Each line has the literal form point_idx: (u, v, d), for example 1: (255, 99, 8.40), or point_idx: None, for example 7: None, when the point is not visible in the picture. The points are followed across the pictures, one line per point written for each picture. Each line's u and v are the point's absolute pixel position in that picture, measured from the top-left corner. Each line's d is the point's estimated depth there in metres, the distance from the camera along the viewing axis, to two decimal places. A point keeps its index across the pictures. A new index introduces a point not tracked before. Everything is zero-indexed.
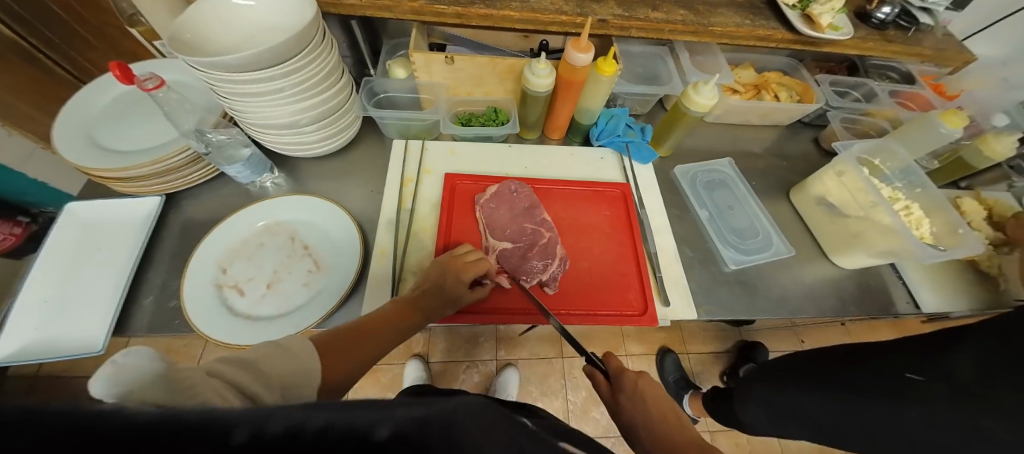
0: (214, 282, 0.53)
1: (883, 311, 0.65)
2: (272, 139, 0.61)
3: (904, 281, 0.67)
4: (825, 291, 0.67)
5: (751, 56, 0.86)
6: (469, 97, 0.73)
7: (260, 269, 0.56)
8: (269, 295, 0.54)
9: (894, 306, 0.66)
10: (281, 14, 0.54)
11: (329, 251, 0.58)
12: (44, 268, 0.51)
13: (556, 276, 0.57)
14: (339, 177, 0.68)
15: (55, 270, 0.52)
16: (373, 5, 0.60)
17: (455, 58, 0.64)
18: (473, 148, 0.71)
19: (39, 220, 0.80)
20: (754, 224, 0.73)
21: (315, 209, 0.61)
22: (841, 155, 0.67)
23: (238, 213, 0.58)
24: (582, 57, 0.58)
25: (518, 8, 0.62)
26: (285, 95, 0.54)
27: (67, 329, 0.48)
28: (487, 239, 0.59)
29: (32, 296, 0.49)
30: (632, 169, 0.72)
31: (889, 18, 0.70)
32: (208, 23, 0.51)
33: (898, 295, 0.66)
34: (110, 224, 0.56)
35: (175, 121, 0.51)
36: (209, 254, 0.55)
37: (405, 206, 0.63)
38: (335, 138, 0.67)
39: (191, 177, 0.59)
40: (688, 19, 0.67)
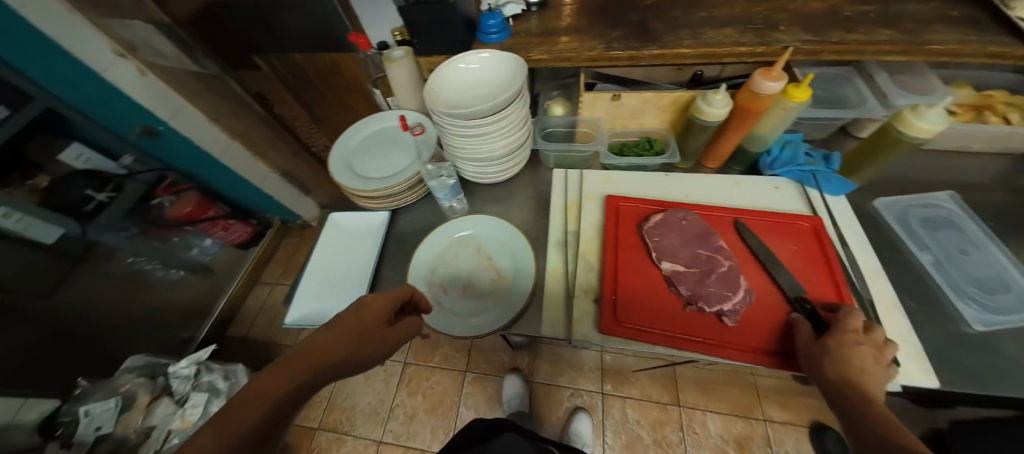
0: (432, 258, 0.70)
1: None
2: (465, 169, 0.73)
3: None
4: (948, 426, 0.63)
5: (966, 74, 0.73)
6: (624, 129, 0.78)
7: (457, 275, 0.68)
8: (465, 294, 0.66)
9: None
10: (492, 72, 0.65)
11: (508, 264, 0.68)
12: (320, 258, 0.73)
13: (737, 310, 0.53)
14: (507, 200, 0.78)
15: (325, 260, 0.73)
16: (558, 57, 0.70)
17: (621, 96, 0.69)
18: (631, 175, 0.74)
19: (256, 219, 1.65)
20: (1008, 276, 0.57)
21: (497, 228, 0.71)
22: None
23: (454, 221, 0.72)
24: (772, 85, 0.57)
25: (692, 45, 0.65)
26: (484, 136, 0.64)
27: (332, 303, 0.68)
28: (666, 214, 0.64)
29: (311, 276, 0.71)
30: (818, 200, 0.65)
31: None
32: (445, 84, 0.65)
33: None
34: (354, 228, 0.76)
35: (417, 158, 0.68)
36: (423, 257, 0.69)
37: (571, 228, 0.69)
38: (507, 173, 0.76)
39: (401, 199, 0.76)
40: (894, 39, 0.61)
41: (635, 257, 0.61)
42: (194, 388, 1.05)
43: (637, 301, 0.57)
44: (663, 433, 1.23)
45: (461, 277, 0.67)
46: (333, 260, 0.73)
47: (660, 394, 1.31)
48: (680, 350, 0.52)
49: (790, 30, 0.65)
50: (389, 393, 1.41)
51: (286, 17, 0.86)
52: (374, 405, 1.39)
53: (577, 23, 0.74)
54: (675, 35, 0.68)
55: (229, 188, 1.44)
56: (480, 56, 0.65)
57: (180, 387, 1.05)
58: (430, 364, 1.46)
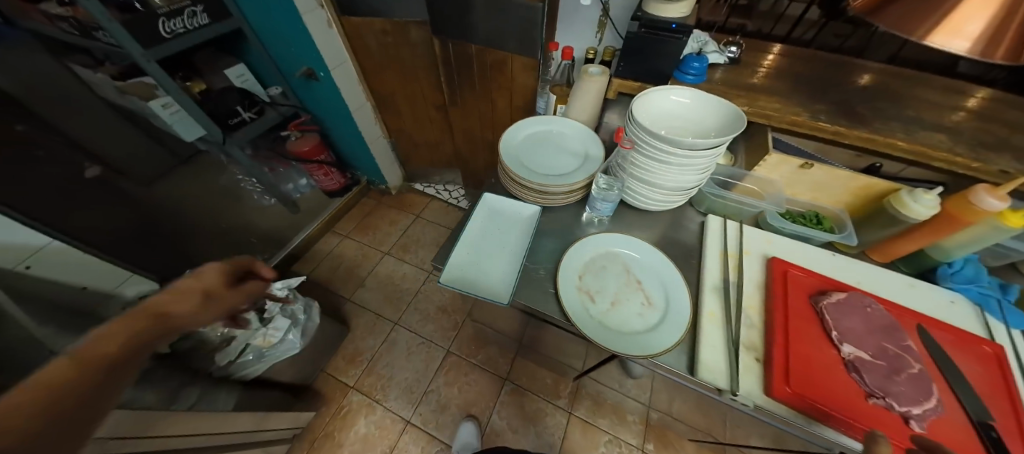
0: (582, 265, 0.69)
1: None
2: (632, 190, 0.74)
3: None
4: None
5: None
6: (794, 196, 0.78)
7: (604, 288, 0.67)
8: (612, 310, 0.64)
9: None
10: (700, 110, 0.67)
11: (659, 294, 0.66)
12: (472, 232, 0.75)
13: (926, 416, 0.50)
14: (653, 231, 0.78)
15: (476, 235, 0.75)
16: (757, 113, 0.71)
17: (814, 166, 0.70)
18: (793, 244, 0.73)
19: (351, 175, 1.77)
20: None
21: (649, 255, 0.71)
22: None
23: (606, 236, 0.73)
24: (997, 203, 0.55)
25: (905, 139, 0.65)
26: (674, 166, 0.65)
27: (479, 278, 0.69)
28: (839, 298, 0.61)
29: (463, 247, 0.73)
30: (999, 330, 0.62)
31: None
32: (650, 108, 0.68)
33: None
34: (506, 214, 0.78)
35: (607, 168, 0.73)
36: (574, 260, 0.69)
37: (729, 278, 0.68)
38: (668, 206, 0.76)
39: (557, 199, 0.78)
40: None
41: (806, 328, 0.59)
42: (280, 312, 1.10)
43: (805, 375, 0.54)
44: None
45: (610, 293, 0.66)
46: (485, 239, 0.75)
47: None
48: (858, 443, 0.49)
49: (1009, 154, 0.64)
50: (427, 376, 1.38)
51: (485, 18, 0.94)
52: (409, 383, 1.36)
53: (777, 88, 0.76)
54: (884, 125, 0.68)
55: (342, 137, 1.57)
56: (694, 92, 0.66)
57: (271, 307, 1.08)
58: (472, 360, 1.43)
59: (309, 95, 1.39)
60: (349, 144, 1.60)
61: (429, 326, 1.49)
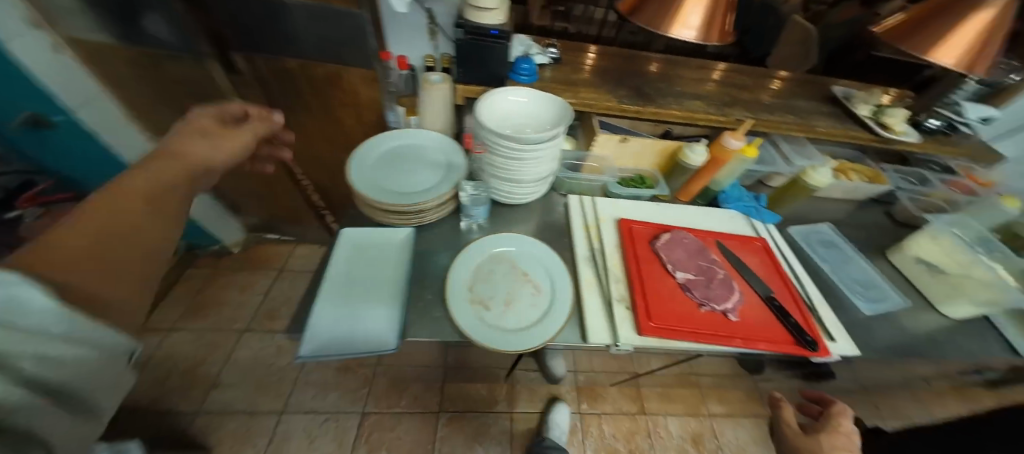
0: (469, 276, 0.69)
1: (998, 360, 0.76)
2: (499, 190, 0.78)
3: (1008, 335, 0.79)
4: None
5: (826, 148, 1.09)
6: (625, 166, 0.94)
7: (496, 291, 0.68)
8: (507, 311, 0.66)
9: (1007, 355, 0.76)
10: (536, 106, 0.74)
11: (545, 280, 0.71)
12: (333, 281, 0.66)
13: (735, 306, 0.68)
14: (527, 221, 0.84)
15: (339, 283, 0.66)
16: (581, 102, 0.83)
17: (628, 139, 0.86)
18: (632, 204, 0.89)
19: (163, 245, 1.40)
20: (872, 279, 0.85)
21: (528, 245, 0.75)
22: (934, 224, 0.83)
23: (484, 239, 0.74)
24: (735, 142, 0.79)
25: (678, 109, 0.86)
26: (528, 159, 0.71)
27: (352, 329, 0.60)
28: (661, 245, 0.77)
29: (325, 300, 0.63)
30: (761, 227, 0.89)
31: (938, 128, 0.96)
32: (493, 110, 0.72)
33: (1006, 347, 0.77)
34: (372, 247, 0.72)
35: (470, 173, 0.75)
36: (461, 273, 0.68)
37: (595, 246, 0.78)
38: (534, 196, 0.82)
39: (426, 217, 0.75)
40: (796, 120, 0.90)
41: (655, 270, 0.73)
42: None
43: (662, 307, 0.67)
44: (635, 442, 1.35)
45: (501, 296, 0.67)
46: (354, 281, 0.67)
47: (627, 405, 1.45)
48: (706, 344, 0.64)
49: (736, 106, 0.91)
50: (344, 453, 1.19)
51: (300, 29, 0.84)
52: None
53: (591, 77, 0.90)
54: (664, 99, 0.88)
55: None
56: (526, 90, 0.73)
57: None
58: (395, 409, 1.31)
59: (60, 150, 1.03)
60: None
61: (330, 397, 1.31)
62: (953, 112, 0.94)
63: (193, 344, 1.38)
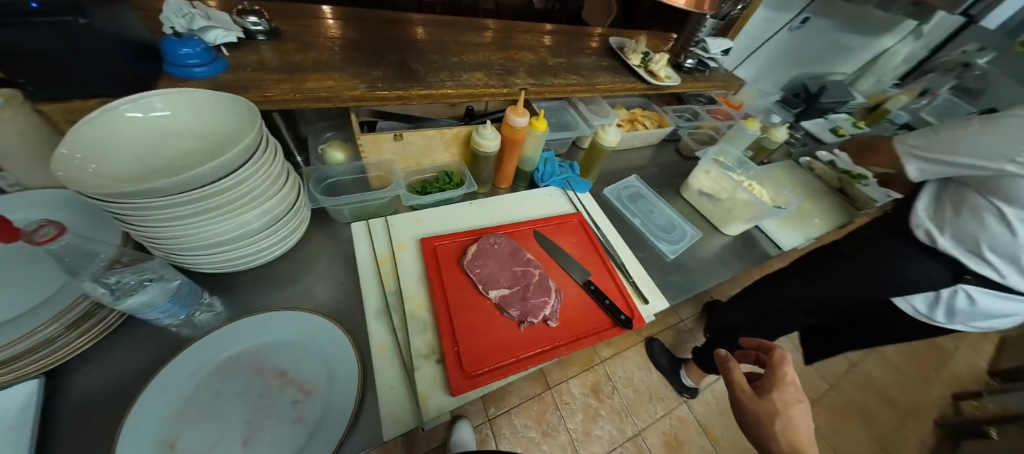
0: (162, 432, 0.41)
1: (767, 259, 0.91)
2: (208, 258, 0.51)
3: (770, 235, 0.95)
4: (806, 442, 0.46)
5: (621, 99, 1.13)
6: (419, 166, 0.76)
7: (231, 423, 0.44)
8: (249, 453, 0.42)
9: (771, 252, 0.92)
10: (206, 121, 0.48)
11: (316, 370, 0.50)
12: None
13: (555, 308, 0.61)
14: (294, 279, 0.60)
15: None
16: (309, 98, 0.58)
17: (403, 135, 0.67)
18: (437, 212, 0.73)
19: None
20: (671, 220, 0.93)
21: (283, 325, 0.52)
22: (704, 159, 0.93)
23: (197, 344, 0.47)
24: (520, 119, 0.69)
25: (453, 86, 0.70)
26: (221, 212, 0.46)
27: None
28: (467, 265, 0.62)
29: None
30: (577, 199, 0.85)
31: (693, 66, 1.08)
32: (111, 146, 0.41)
33: (769, 245, 0.93)
34: None
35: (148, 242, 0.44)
36: (146, 429, 0.40)
37: (389, 288, 0.60)
38: (282, 241, 0.59)
39: (63, 351, 0.42)
40: (579, 81, 0.86)
41: (463, 296, 0.59)
42: None
43: (477, 343, 0.55)
44: (546, 421, 1.34)
45: (235, 442, 0.43)
46: None
47: (532, 388, 1.41)
48: (533, 367, 0.55)
49: (521, 73, 0.81)
50: None
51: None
52: None
53: (331, 60, 0.66)
54: (436, 76, 0.71)
55: None
56: (170, 100, 0.45)
57: None
58: None
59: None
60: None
61: None
62: (701, 49, 1.07)
63: None
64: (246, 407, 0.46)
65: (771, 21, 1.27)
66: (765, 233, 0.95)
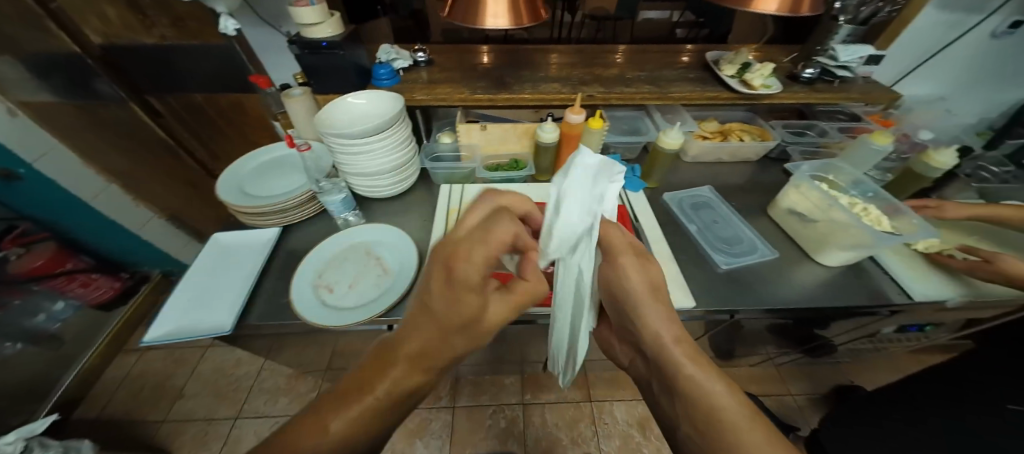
0: (315, 269, 0.72)
1: (881, 302, 0.72)
2: (362, 186, 0.84)
3: (892, 277, 0.76)
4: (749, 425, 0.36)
5: (715, 112, 1.08)
6: (497, 152, 0.98)
7: (343, 276, 0.72)
8: (350, 291, 0.69)
9: (889, 297, 0.73)
10: (377, 104, 0.80)
11: (393, 260, 0.75)
12: (196, 275, 0.72)
13: None
14: (397, 214, 0.89)
15: (202, 277, 0.72)
16: (434, 98, 0.88)
17: (487, 127, 0.90)
18: (502, 186, 0.94)
19: (135, 277, 1.52)
20: (739, 234, 0.84)
21: (385, 233, 0.80)
22: (797, 174, 0.81)
23: (342, 231, 0.79)
24: (576, 117, 0.82)
25: (530, 93, 0.90)
26: (371, 154, 0.77)
27: (204, 316, 0.65)
28: None
29: (180, 295, 0.68)
30: (626, 196, 0.90)
31: (813, 77, 0.94)
32: (333, 116, 0.77)
33: (889, 289, 0.74)
34: (242, 247, 0.77)
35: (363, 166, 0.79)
36: (311, 265, 0.73)
37: (450, 228, 0.82)
38: (401, 183, 0.89)
39: (292, 217, 0.82)
40: (652, 90, 0.92)
41: None
42: None
43: None
44: (578, 429, 1.35)
45: (346, 288, 0.70)
46: (216, 275, 0.72)
47: (574, 393, 1.44)
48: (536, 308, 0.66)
49: (595, 83, 0.94)
50: None
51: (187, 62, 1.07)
52: None
53: (452, 75, 0.96)
54: (520, 86, 0.93)
55: (94, 233, 1.30)
56: (362, 94, 0.79)
57: None
58: None
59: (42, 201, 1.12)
60: (117, 239, 1.36)
61: (280, 401, 1.37)
62: (827, 57, 0.93)
63: (162, 361, 1.48)
64: (359, 269, 0.74)
65: (959, 25, 1.01)
66: (891, 277, 0.76)
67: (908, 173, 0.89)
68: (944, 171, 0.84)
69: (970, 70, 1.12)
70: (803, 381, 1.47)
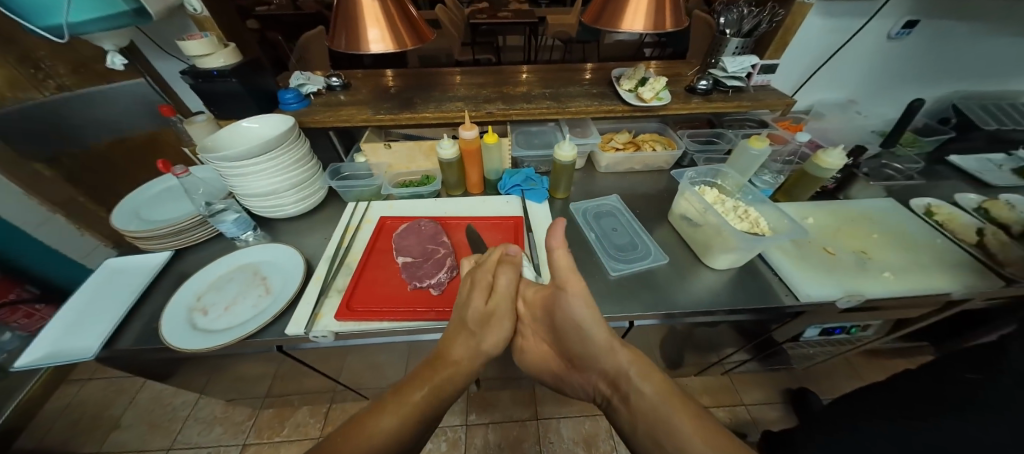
0: (196, 293, 0.72)
1: (769, 303, 0.71)
2: (261, 206, 0.85)
3: (782, 278, 0.75)
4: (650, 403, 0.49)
5: (629, 124, 1.11)
6: (408, 170, 1.00)
7: (224, 297, 0.72)
8: (226, 313, 0.69)
9: (778, 298, 0.72)
10: (271, 127, 0.82)
11: (279, 280, 0.75)
12: (76, 300, 0.71)
13: (443, 281, 0.71)
14: (300, 232, 0.89)
15: (82, 302, 0.71)
16: (337, 120, 0.92)
17: (391, 145, 0.92)
18: (408, 203, 0.95)
19: None
20: (635, 241, 0.84)
21: (277, 253, 0.81)
22: (682, 181, 0.82)
23: (233, 254, 0.80)
24: (468, 133, 0.84)
25: (432, 111, 0.93)
26: (262, 173, 0.78)
27: (73, 341, 0.64)
28: (400, 241, 0.78)
29: (53, 321, 0.67)
30: (528, 207, 0.91)
31: (709, 88, 0.98)
32: (225, 141, 0.79)
33: (779, 289, 0.73)
34: (131, 271, 0.77)
35: (258, 186, 0.80)
36: (194, 288, 0.73)
37: (344, 244, 0.82)
38: (305, 201, 0.90)
39: (187, 241, 0.83)
40: (552, 105, 0.95)
41: (384, 260, 0.77)
42: None
43: (373, 292, 0.70)
44: (520, 449, 1.30)
45: (222, 311, 0.69)
46: (97, 299, 0.72)
47: (521, 411, 1.40)
48: (407, 321, 0.65)
49: (498, 101, 0.97)
50: None
51: (83, 115, 1.01)
52: None
53: (362, 97, 1.00)
54: (425, 105, 0.96)
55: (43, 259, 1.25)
56: (257, 119, 0.82)
57: None
58: (275, 438, 1.28)
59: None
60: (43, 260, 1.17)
61: (214, 431, 1.29)
62: (718, 69, 0.98)
63: (98, 393, 1.40)
64: (244, 291, 0.73)
65: (844, 35, 1.07)
66: (778, 276, 0.76)
67: (805, 176, 0.91)
68: (836, 171, 0.85)
69: (868, 76, 1.18)
70: (760, 390, 1.41)
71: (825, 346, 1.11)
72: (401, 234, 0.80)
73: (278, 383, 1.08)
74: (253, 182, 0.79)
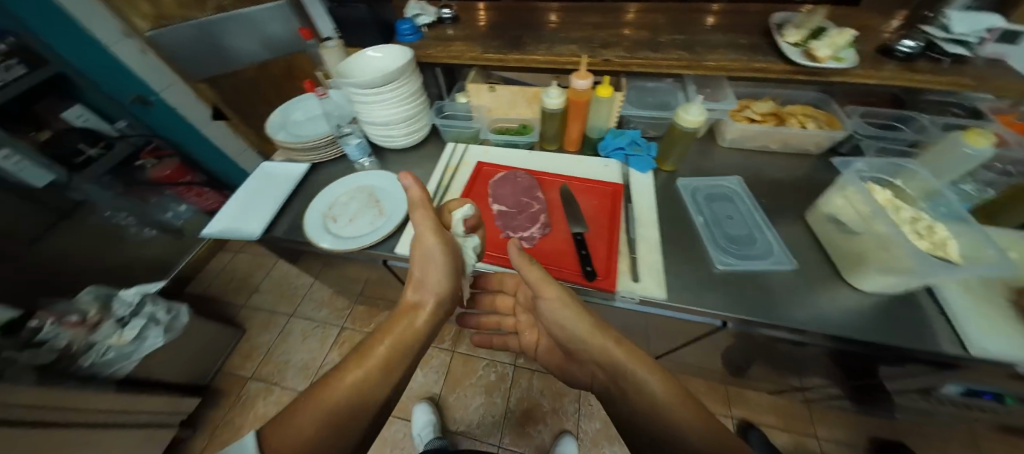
0: (326, 203, 0.82)
1: (926, 346, 0.56)
2: (378, 135, 0.91)
3: (952, 321, 0.58)
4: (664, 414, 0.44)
5: (774, 92, 0.90)
6: (506, 116, 0.95)
7: (347, 210, 0.81)
8: (350, 224, 0.78)
9: (939, 343, 0.56)
10: (392, 57, 0.84)
11: (390, 204, 0.81)
12: (243, 191, 0.86)
13: (534, 236, 0.70)
14: (403, 165, 0.94)
15: (246, 193, 0.86)
16: (446, 56, 0.90)
17: (496, 87, 0.88)
18: (503, 151, 0.93)
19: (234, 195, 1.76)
20: (755, 235, 0.71)
21: (389, 180, 0.87)
22: (844, 173, 0.65)
23: (355, 174, 0.88)
24: (581, 82, 0.75)
25: (542, 54, 0.86)
26: (382, 104, 0.82)
27: (243, 223, 0.79)
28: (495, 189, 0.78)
29: (228, 205, 0.83)
30: (630, 175, 0.82)
31: (916, 51, 0.74)
32: (354, 68, 0.84)
33: (944, 333, 0.57)
34: (280, 174, 0.91)
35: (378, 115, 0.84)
36: (325, 198, 0.83)
37: (442, 183, 0.85)
38: (414, 135, 0.93)
39: (319, 156, 0.93)
40: (684, 56, 0.80)
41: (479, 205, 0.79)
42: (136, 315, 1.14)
43: None
44: (561, 400, 1.36)
45: (347, 222, 0.78)
46: (257, 193, 0.86)
47: None
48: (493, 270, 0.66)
49: (618, 47, 0.85)
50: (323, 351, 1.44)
51: None
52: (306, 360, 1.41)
53: (472, 33, 0.95)
54: (535, 46, 0.88)
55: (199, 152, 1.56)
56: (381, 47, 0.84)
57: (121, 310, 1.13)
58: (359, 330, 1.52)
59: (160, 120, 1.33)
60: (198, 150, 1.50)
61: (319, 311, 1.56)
62: (938, 26, 0.72)
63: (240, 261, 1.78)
64: (363, 208, 0.81)
65: None
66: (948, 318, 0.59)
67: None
68: None
69: None
70: (841, 425, 1.24)
71: (958, 408, 0.90)
72: (497, 182, 0.80)
73: (371, 289, 1.25)
74: (374, 110, 0.83)
